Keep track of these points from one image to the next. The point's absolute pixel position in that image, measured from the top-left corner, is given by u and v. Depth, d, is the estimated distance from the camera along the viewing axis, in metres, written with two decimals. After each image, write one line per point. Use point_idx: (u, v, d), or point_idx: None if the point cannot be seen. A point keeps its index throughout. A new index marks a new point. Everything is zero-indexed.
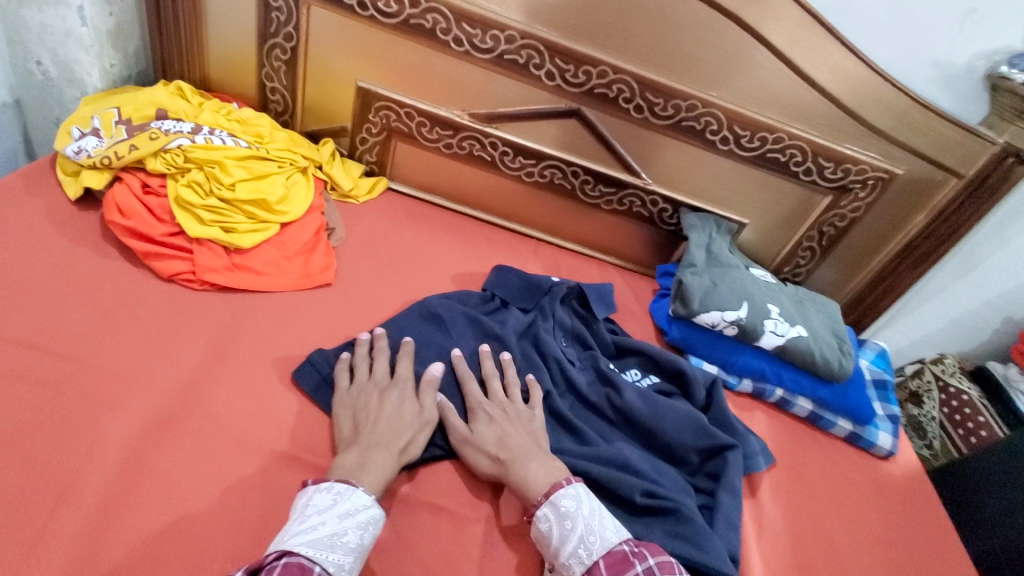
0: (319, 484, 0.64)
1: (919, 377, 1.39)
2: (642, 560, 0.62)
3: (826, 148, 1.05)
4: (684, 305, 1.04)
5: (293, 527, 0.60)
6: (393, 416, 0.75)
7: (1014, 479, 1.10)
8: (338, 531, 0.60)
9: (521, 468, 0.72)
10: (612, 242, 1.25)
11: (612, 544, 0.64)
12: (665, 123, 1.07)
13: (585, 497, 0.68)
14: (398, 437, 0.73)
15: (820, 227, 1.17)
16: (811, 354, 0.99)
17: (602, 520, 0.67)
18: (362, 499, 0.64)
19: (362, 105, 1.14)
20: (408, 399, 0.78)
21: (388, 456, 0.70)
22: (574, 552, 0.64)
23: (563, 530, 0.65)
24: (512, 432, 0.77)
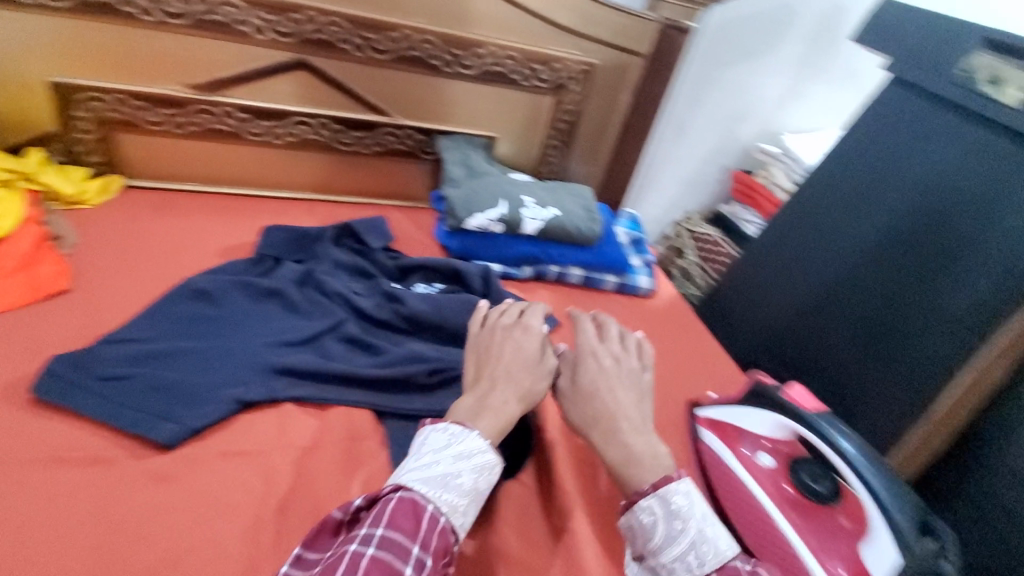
0: (434, 425, 0.64)
1: (676, 235, 1.65)
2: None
3: (532, 51, 1.21)
4: (453, 217, 1.13)
5: (409, 464, 0.61)
6: (514, 366, 0.72)
7: (767, 277, 1.17)
8: (451, 473, 0.59)
9: (622, 444, 0.66)
10: (386, 184, 1.30)
11: (727, 557, 0.58)
12: (388, 58, 1.14)
13: (699, 501, 0.61)
14: (521, 379, 0.72)
15: (556, 126, 1.33)
16: (565, 227, 1.16)
17: (717, 527, 0.60)
18: (475, 442, 0.62)
19: (62, 102, 1.03)
20: (531, 337, 0.77)
21: (505, 405, 0.68)
22: (682, 556, 0.58)
23: (671, 531, 0.59)
24: (623, 389, 0.73)
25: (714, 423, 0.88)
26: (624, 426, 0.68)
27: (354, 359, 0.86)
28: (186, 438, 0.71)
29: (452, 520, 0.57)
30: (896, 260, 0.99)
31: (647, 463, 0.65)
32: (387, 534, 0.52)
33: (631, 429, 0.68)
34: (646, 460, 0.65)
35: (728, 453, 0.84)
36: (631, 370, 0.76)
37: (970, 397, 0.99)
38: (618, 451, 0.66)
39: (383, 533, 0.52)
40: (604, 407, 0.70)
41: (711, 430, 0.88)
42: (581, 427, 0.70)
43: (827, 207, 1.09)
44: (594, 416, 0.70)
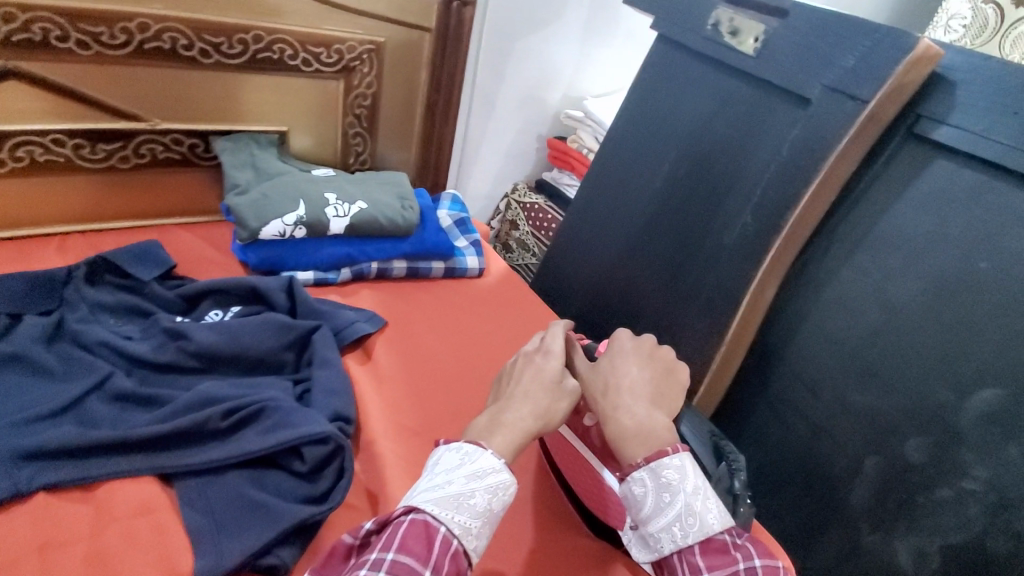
0: (449, 442, 0.59)
1: (509, 209, 1.64)
2: (746, 556, 0.54)
3: (306, 34, 1.09)
4: (244, 228, 1.00)
5: (422, 483, 0.56)
6: (525, 392, 0.64)
7: (580, 240, 1.23)
8: (465, 493, 0.54)
9: (620, 415, 0.64)
10: (166, 201, 1.12)
11: (713, 531, 0.55)
12: (126, 53, 0.96)
13: (693, 474, 0.58)
14: (546, 393, 0.65)
15: (354, 112, 1.24)
16: (376, 220, 1.08)
17: (710, 500, 0.58)
18: (491, 460, 0.56)
19: None
20: (554, 357, 0.69)
21: (522, 420, 0.61)
22: (666, 527, 0.57)
23: (659, 503, 0.58)
24: (651, 365, 0.70)
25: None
26: (627, 393, 0.66)
27: (129, 417, 0.72)
28: None
29: (465, 541, 0.53)
30: (672, 209, 1.05)
31: (631, 437, 0.62)
32: (398, 559, 0.49)
33: (637, 399, 0.65)
34: (633, 434, 0.62)
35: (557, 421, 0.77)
36: (635, 345, 0.72)
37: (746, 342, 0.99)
38: (620, 425, 0.64)
39: (393, 558, 0.49)
40: (614, 376, 0.68)
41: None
42: (594, 400, 0.68)
43: (625, 158, 1.15)
44: (603, 387, 0.68)
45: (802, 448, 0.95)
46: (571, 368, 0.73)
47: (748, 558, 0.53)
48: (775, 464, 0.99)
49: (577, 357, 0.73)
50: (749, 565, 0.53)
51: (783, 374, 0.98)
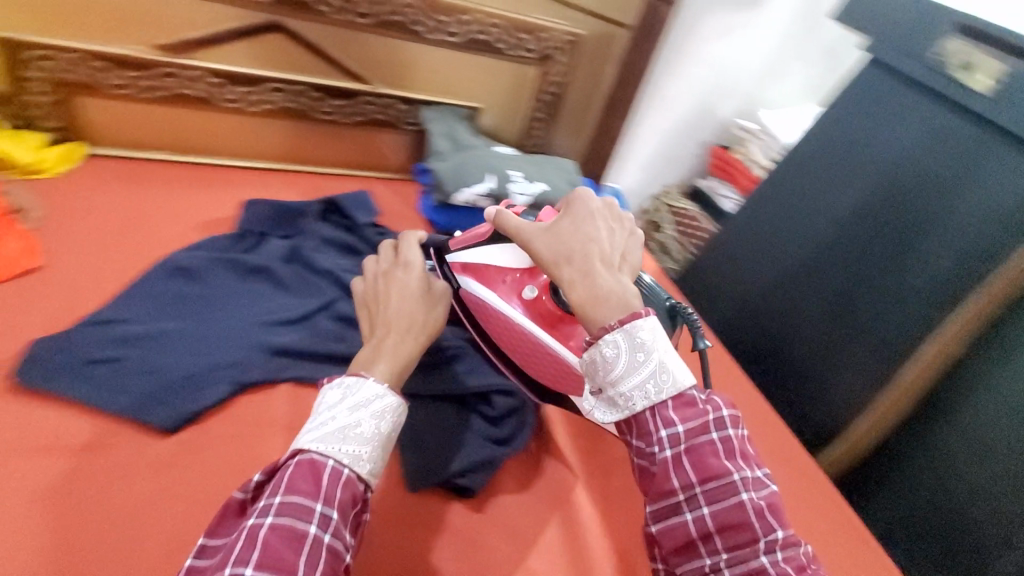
0: (331, 382, 0.63)
1: (654, 208, 1.68)
2: (716, 409, 0.61)
3: (518, 20, 1.17)
4: (440, 191, 1.12)
5: (308, 427, 0.59)
6: (394, 303, 0.75)
7: (740, 252, 1.23)
8: (349, 424, 0.58)
9: (590, 280, 0.65)
10: (372, 156, 1.26)
11: (684, 385, 0.61)
12: (369, 23, 1.08)
13: (661, 333, 0.61)
14: (412, 312, 0.74)
15: (541, 97, 1.31)
16: (553, 204, 1.18)
17: (676, 360, 0.62)
18: (373, 389, 0.61)
19: (13, 61, 0.95)
20: (413, 272, 0.80)
21: (400, 342, 0.70)
22: (640, 386, 0.60)
23: (631, 362, 0.60)
24: (613, 227, 0.73)
25: (469, 266, 0.88)
26: (595, 259, 0.67)
27: (349, 338, 0.85)
28: (183, 421, 0.71)
29: (359, 468, 0.57)
30: (867, 237, 1.03)
31: (602, 298, 0.64)
32: (287, 501, 0.52)
33: (597, 262, 0.67)
34: (607, 298, 0.64)
35: (489, 292, 0.86)
36: (580, 211, 0.72)
37: (911, 393, 1.00)
38: (584, 290, 0.65)
39: (281, 501, 0.52)
40: (578, 241, 0.68)
41: (467, 275, 0.87)
42: (556, 269, 0.67)
43: (805, 179, 1.13)
44: (556, 255, 0.68)
45: (949, 502, 0.98)
46: (515, 239, 0.72)
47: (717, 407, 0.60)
48: (909, 509, 1.04)
49: (513, 224, 0.72)
50: (718, 417, 0.60)
51: (950, 428, 0.99)
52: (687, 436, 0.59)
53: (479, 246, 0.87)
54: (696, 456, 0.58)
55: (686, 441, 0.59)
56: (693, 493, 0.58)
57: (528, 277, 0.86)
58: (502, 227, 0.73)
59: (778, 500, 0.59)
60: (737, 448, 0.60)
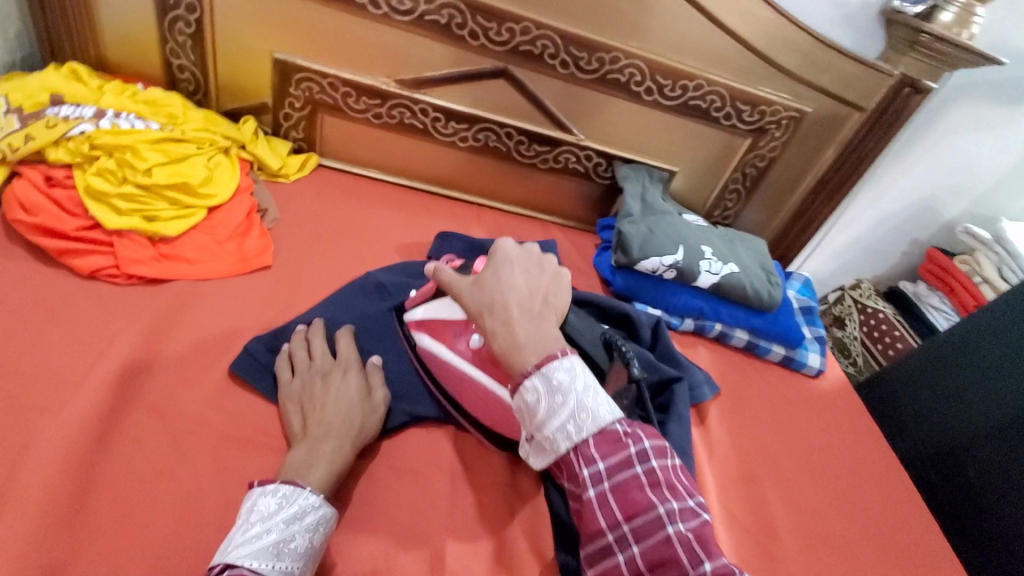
0: (264, 487, 0.61)
1: (841, 303, 1.51)
2: (636, 442, 0.58)
3: (742, 91, 1.11)
4: (625, 254, 1.07)
5: (236, 537, 0.58)
6: (340, 400, 0.73)
7: (943, 378, 1.19)
8: (285, 538, 0.58)
9: (508, 329, 0.65)
10: (555, 202, 1.27)
11: (606, 422, 0.59)
12: (591, 78, 1.08)
13: (582, 374, 0.61)
14: (346, 421, 0.71)
15: (744, 169, 1.24)
16: (742, 288, 1.08)
17: (600, 396, 0.61)
18: (308, 500, 0.61)
19: (282, 78, 1.08)
20: (351, 379, 0.76)
21: (339, 447, 0.68)
22: (562, 428, 0.59)
23: (552, 405, 0.60)
24: (535, 274, 0.73)
25: (425, 324, 0.82)
26: (513, 309, 0.66)
27: None
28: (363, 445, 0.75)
29: None
30: None
31: (525, 343, 0.64)
32: None
33: (545, 308, 0.69)
34: (527, 344, 0.64)
35: (440, 348, 0.80)
36: (522, 257, 0.74)
37: None
38: (505, 337, 0.65)
39: None
40: (495, 292, 0.69)
41: (423, 332, 0.82)
42: (477, 316, 0.68)
43: (991, 334, 1.12)
44: (487, 302, 0.68)
45: None
46: (448, 292, 0.72)
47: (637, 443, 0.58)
48: None
49: (447, 279, 0.72)
50: (639, 450, 0.58)
51: None
52: (608, 472, 0.57)
53: (429, 302, 0.85)
54: (621, 491, 0.56)
55: (608, 477, 0.57)
56: (621, 532, 0.55)
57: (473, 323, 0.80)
58: (439, 283, 0.73)
59: (709, 530, 0.55)
60: (662, 478, 0.57)
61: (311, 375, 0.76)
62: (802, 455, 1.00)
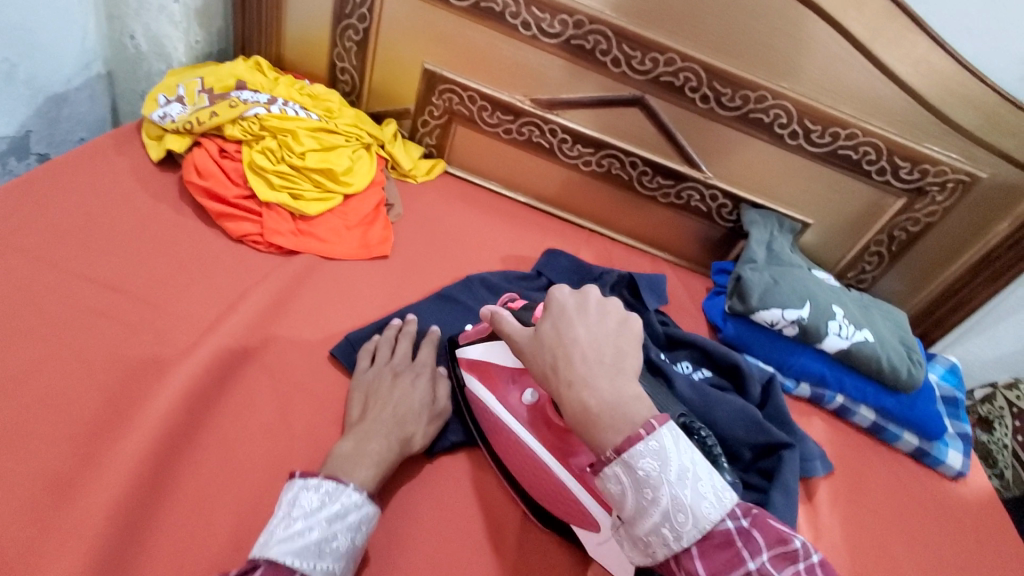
0: (308, 481, 0.60)
1: (990, 403, 1.28)
2: (752, 550, 0.48)
3: (903, 146, 1.01)
4: (742, 301, 1.00)
5: (277, 531, 0.57)
6: (401, 400, 0.73)
7: None
8: (327, 537, 0.57)
9: (575, 393, 0.54)
10: (669, 239, 1.22)
11: (708, 526, 0.49)
12: (732, 115, 1.04)
13: (676, 458, 0.50)
14: (404, 426, 0.71)
15: (890, 232, 1.12)
16: (876, 360, 0.96)
17: (700, 488, 0.50)
18: (352, 499, 0.60)
19: (427, 87, 1.15)
20: (423, 385, 0.77)
21: (387, 450, 0.68)
22: (656, 530, 0.50)
23: (642, 502, 0.51)
24: (599, 322, 0.58)
25: (476, 366, 0.78)
26: (578, 366, 0.55)
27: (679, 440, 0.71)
28: (444, 450, 0.77)
29: None
30: None
31: (601, 413, 0.53)
32: None
33: (618, 359, 0.56)
34: (602, 413, 0.53)
35: (490, 396, 0.75)
36: (579, 302, 0.60)
37: None
38: (577, 401, 0.54)
39: None
40: (557, 346, 0.57)
41: (473, 374, 0.78)
42: (543, 376, 0.58)
43: None
44: (550, 361, 0.57)
45: None
46: (512, 347, 0.63)
47: (753, 554, 0.48)
48: None
49: (510, 336, 0.63)
50: (760, 565, 0.48)
51: None
52: None
53: (482, 344, 0.79)
54: None
55: None
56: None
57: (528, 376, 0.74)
58: (499, 332, 0.63)
59: None
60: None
61: (385, 369, 0.77)
62: (929, 566, 0.86)
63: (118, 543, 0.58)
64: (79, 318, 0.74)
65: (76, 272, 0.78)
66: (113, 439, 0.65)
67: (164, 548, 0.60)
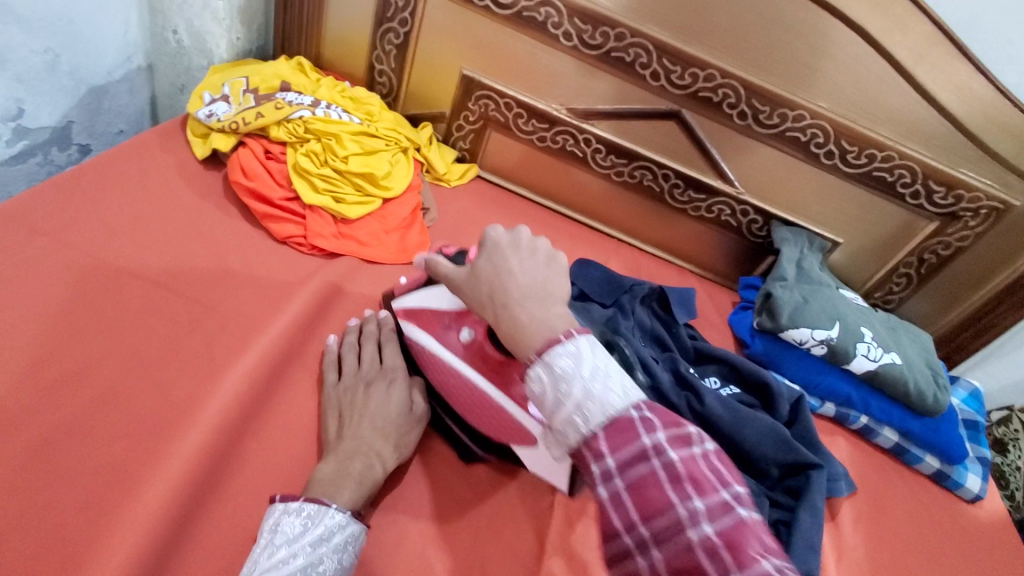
0: (288, 505, 0.61)
1: (1006, 426, 1.28)
2: (649, 431, 0.47)
3: (939, 171, 1.01)
4: (772, 319, 1.01)
5: (262, 559, 0.57)
6: (377, 415, 0.72)
7: None
8: (312, 562, 0.57)
9: (510, 317, 0.54)
10: (697, 251, 1.23)
11: (616, 411, 0.48)
12: (768, 132, 1.05)
13: (591, 357, 0.50)
14: (385, 441, 0.70)
15: (920, 255, 1.13)
16: (903, 383, 0.97)
17: (612, 382, 0.49)
18: (336, 520, 0.60)
19: (464, 92, 1.16)
20: (396, 390, 0.75)
21: (370, 467, 0.67)
22: (569, 419, 0.49)
23: (557, 396, 0.49)
24: (528, 257, 0.59)
25: (413, 313, 0.78)
26: (512, 296, 0.55)
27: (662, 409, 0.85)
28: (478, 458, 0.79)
29: None
30: None
31: (529, 329, 0.53)
32: None
33: (547, 289, 0.56)
34: (531, 328, 0.54)
35: (430, 340, 0.75)
36: (513, 240, 0.60)
37: None
38: (507, 324, 0.55)
39: None
40: (492, 281, 0.57)
41: (410, 322, 0.78)
42: (480, 310, 0.58)
43: None
44: (486, 293, 0.58)
45: None
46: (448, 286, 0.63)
47: (650, 431, 0.47)
48: None
49: (444, 274, 0.63)
50: (654, 442, 0.47)
51: None
52: (620, 469, 0.47)
53: (419, 290, 0.79)
54: (636, 489, 0.46)
55: (620, 475, 0.46)
56: (641, 536, 0.46)
57: (466, 317, 0.74)
58: (435, 275, 0.64)
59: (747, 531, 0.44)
60: (685, 471, 0.46)
61: (355, 380, 0.75)
62: None
63: (168, 539, 0.60)
64: (133, 315, 0.76)
65: (128, 270, 0.80)
66: (165, 437, 0.67)
67: (219, 544, 0.62)
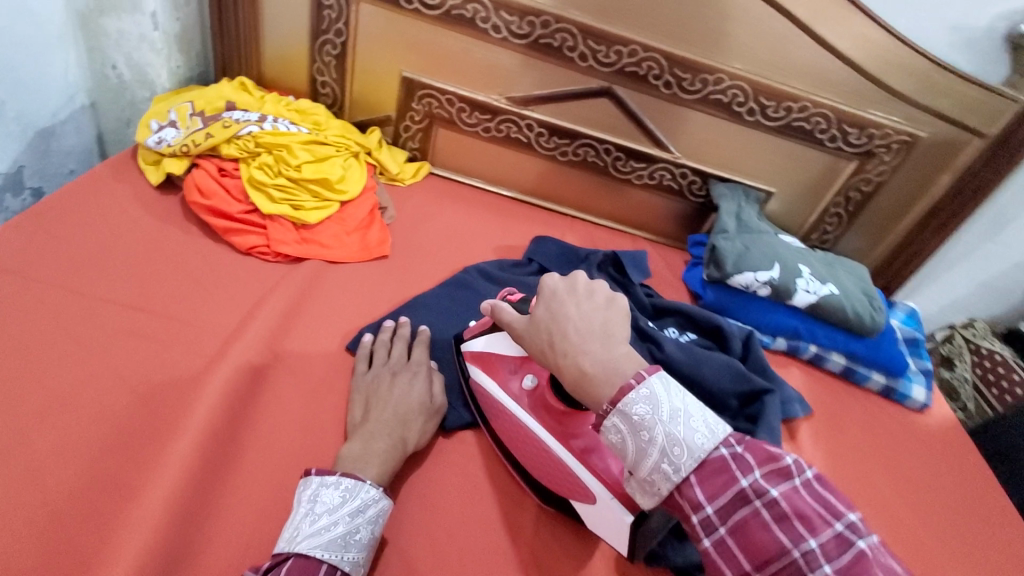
0: (325, 479, 0.65)
1: (950, 343, 1.39)
2: (746, 472, 0.49)
3: (850, 114, 1.10)
4: (718, 269, 1.09)
5: (304, 526, 0.61)
6: (401, 400, 0.77)
7: None
8: (351, 530, 0.62)
9: (574, 361, 0.57)
10: (647, 218, 1.30)
11: (705, 453, 0.50)
12: (694, 98, 1.12)
13: (666, 397, 0.52)
14: (406, 422, 0.75)
15: (846, 194, 1.22)
16: (843, 311, 1.05)
17: (693, 422, 0.52)
18: (371, 494, 0.65)
19: (407, 94, 1.21)
20: (420, 380, 0.81)
21: (389, 445, 0.72)
22: (657, 468, 0.51)
23: (640, 445, 0.52)
24: (587, 300, 0.61)
25: (480, 358, 0.82)
26: (571, 338, 0.59)
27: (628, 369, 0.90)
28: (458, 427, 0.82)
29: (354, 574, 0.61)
30: None
31: (596, 374, 0.56)
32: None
33: (608, 327, 0.59)
34: (599, 375, 0.56)
35: (491, 383, 0.80)
36: (569, 285, 0.63)
37: None
38: (573, 373, 0.57)
39: None
40: (550, 325, 0.61)
41: (478, 365, 0.82)
42: (540, 353, 0.62)
43: None
44: (546, 339, 0.61)
45: None
46: (510, 333, 0.67)
47: (746, 469, 0.49)
48: None
49: (505, 322, 0.66)
50: (753, 483, 0.48)
51: None
52: (721, 517, 0.48)
53: (486, 334, 0.83)
54: (742, 535, 0.47)
55: (722, 523, 0.48)
56: None
57: (528, 364, 0.78)
58: (499, 322, 0.67)
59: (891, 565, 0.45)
60: (790, 508, 0.47)
61: (383, 370, 0.82)
62: (904, 490, 0.95)
63: (171, 534, 0.63)
64: (109, 337, 0.78)
65: (99, 297, 0.82)
66: (160, 444, 0.70)
67: (220, 535, 0.65)
